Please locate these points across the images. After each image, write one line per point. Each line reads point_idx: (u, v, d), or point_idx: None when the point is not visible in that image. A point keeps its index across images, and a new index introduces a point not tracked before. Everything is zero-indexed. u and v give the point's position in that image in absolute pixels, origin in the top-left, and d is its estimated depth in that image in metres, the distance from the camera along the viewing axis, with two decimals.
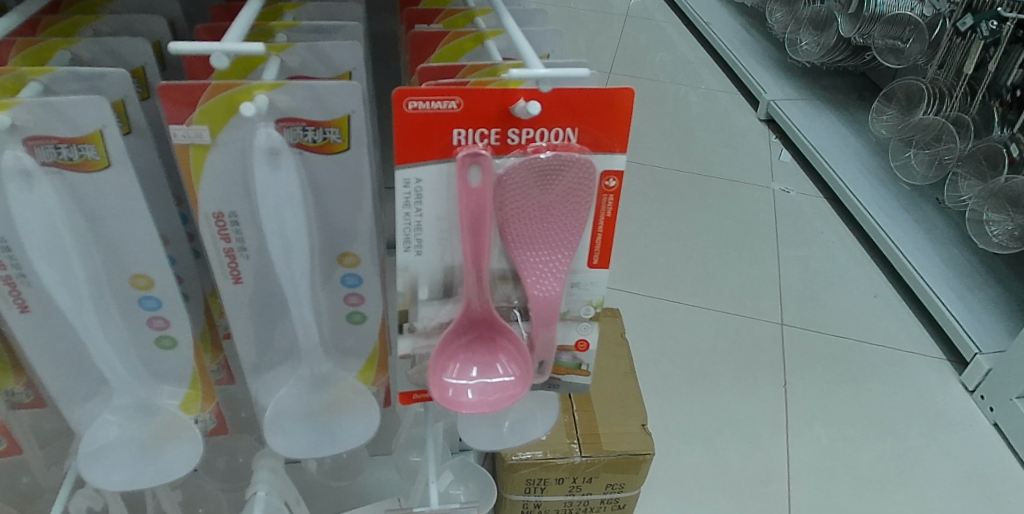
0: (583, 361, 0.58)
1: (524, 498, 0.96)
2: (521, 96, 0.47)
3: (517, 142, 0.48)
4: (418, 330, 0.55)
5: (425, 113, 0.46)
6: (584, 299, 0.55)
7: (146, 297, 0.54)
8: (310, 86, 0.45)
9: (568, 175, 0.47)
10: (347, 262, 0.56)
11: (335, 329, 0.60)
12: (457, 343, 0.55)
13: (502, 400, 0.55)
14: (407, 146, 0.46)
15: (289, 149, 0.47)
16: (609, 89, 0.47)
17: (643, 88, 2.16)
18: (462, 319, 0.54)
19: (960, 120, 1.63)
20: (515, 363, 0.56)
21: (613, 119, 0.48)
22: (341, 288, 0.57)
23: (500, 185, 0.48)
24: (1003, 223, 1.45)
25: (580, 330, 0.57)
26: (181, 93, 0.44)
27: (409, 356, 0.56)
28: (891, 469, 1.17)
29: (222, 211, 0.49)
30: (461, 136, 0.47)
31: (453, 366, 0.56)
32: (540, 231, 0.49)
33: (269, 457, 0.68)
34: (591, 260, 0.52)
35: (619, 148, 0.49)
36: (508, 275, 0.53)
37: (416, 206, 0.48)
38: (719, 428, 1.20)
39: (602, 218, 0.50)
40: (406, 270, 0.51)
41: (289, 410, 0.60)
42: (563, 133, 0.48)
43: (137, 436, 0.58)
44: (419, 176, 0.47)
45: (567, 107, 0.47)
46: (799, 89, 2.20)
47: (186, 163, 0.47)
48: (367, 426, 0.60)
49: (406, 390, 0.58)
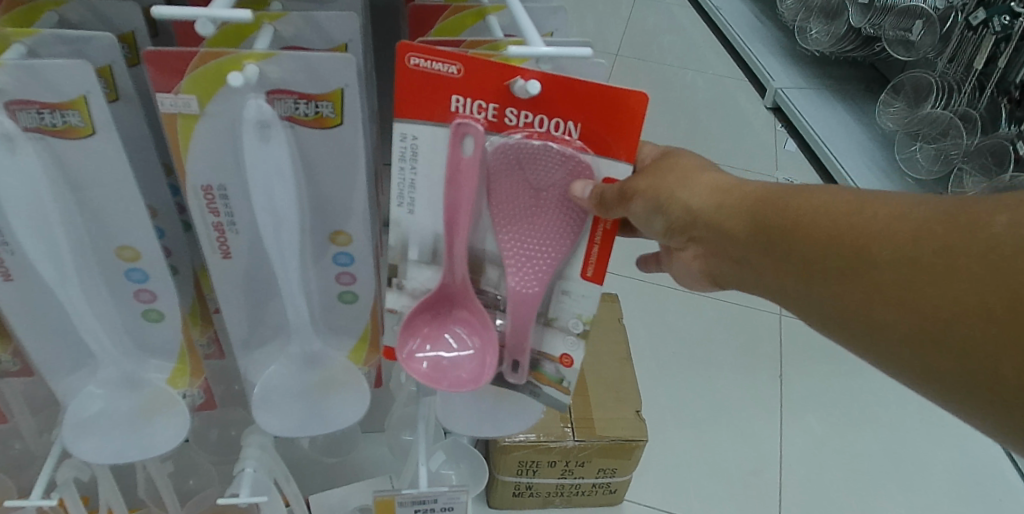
0: (566, 378, 0.55)
1: (517, 480, 0.96)
2: (523, 74, 0.45)
3: (516, 124, 0.46)
4: (407, 289, 0.53)
5: (424, 72, 0.45)
6: (573, 312, 0.52)
7: (133, 269, 0.53)
8: (300, 57, 0.44)
9: (565, 167, 0.47)
10: (339, 240, 0.54)
11: (326, 307, 0.59)
12: (437, 309, 0.54)
13: (447, 378, 0.54)
14: (403, 103, 0.46)
15: (280, 122, 0.46)
16: (622, 89, 0.44)
17: (650, 71, 2.13)
18: (439, 288, 0.53)
19: (968, 115, 1.66)
20: (475, 347, 0.54)
21: (625, 126, 0.45)
22: (333, 266, 0.56)
23: (494, 158, 0.47)
24: None
25: (567, 345, 0.54)
26: (167, 60, 0.43)
27: (395, 311, 0.54)
28: (884, 463, 1.17)
29: (211, 184, 0.48)
30: (459, 104, 0.46)
31: (422, 329, 0.55)
32: (526, 214, 0.49)
33: (259, 432, 0.67)
34: (584, 271, 0.50)
35: (623, 156, 0.46)
36: (496, 261, 0.52)
37: (411, 163, 0.47)
38: (714, 416, 1.20)
39: (601, 227, 0.49)
40: (398, 225, 0.50)
41: (279, 389, 0.59)
42: (570, 130, 0.46)
43: (125, 409, 0.57)
44: (416, 134, 0.47)
45: (570, 97, 0.45)
46: (807, 78, 2.17)
47: (174, 133, 0.45)
48: (357, 408, 0.59)
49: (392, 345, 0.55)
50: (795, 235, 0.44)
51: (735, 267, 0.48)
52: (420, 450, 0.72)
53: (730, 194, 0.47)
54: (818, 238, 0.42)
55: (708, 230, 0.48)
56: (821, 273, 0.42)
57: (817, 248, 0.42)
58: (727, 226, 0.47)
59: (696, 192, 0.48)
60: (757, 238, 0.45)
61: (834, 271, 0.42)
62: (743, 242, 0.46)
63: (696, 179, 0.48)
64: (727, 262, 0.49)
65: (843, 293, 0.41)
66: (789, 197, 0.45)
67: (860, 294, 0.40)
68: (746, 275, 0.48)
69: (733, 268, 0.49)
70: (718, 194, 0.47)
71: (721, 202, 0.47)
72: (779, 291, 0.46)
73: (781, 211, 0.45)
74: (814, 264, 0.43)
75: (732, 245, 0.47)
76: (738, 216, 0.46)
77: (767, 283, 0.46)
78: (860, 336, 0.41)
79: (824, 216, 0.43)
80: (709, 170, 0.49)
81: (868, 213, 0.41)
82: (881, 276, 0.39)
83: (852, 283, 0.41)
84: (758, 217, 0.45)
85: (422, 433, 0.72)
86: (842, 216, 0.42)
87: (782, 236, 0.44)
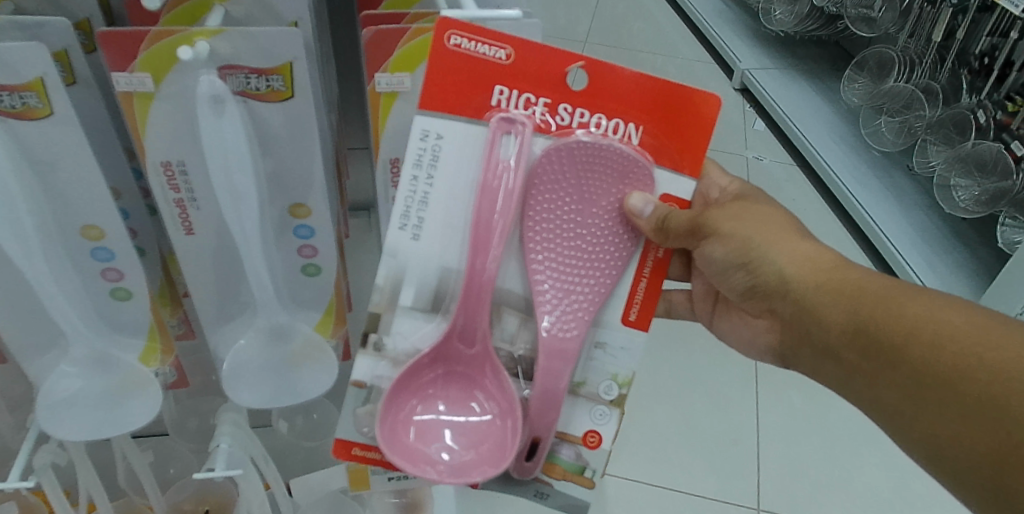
0: (588, 465, 0.57)
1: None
2: (579, 62, 0.49)
3: (571, 124, 0.50)
4: (385, 352, 0.53)
5: (466, 51, 0.48)
6: (606, 372, 0.55)
7: (98, 248, 0.55)
8: (247, 32, 0.46)
9: (617, 175, 0.52)
10: (299, 213, 0.57)
11: (290, 282, 0.61)
12: (428, 379, 0.53)
13: (462, 472, 0.50)
14: (443, 94, 0.49)
15: (233, 97, 0.48)
16: (701, 91, 0.50)
17: (620, 57, 2.15)
18: (446, 348, 0.53)
19: (930, 88, 1.75)
20: (494, 428, 0.52)
21: (689, 135, 0.51)
22: (295, 239, 0.58)
23: (536, 175, 0.51)
24: (970, 189, 1.61)
25: (594, 418, 0.56)
26: (122, 39, 0.45)
27: (364, 384, 0.54)
28: (858, 429, 1.22)
29: (170, 160, 0.50)
30: (501, 96, 0.49)
31: (413, 404, 0.53)
32: (565, 240, 0.53)
33: (233, 410, 0.69)
34: (626, 316, 0.54)
35: (687, 168, 0.52)
36: (518, 308, 0.54)
37: (428, 168, 0.50)
38: (690, 390, 1.24)
39: (652, 257, 0.55)
40: (395, 255, 0.51)
41: (249, 363, 0.61)
42: (635, 134, 0.51)
43: (100, 388, 0.59)
44: (440, 133, 0.49)
45: (631, 101, 0.50)
46: (775, 60, 2.20)
47: (130, 111, 0.48)
48: (325, 380, 0.61)
49: (348, 439, 0.56)
50: (907, 345, 0.47)
51: (829, 350, 0.53)
52: None
53: (838, 283, 0.52)
54: (932, 352, 0.46)
55: (801, 306, 0.54)
56: (934, 386, 0.46)
57: (935, 363, 0.46)
58: (828, 311, 0.52)
59: (791, 260, 0.55)
60: (864, 328, 0.50)
61: (945, 391, 0.45)
62: (843, 334, 0.51)
63: (804, 255, 0.55)
64: (813, 345, 0.55)
65: (943, 413, 0.45)
66: (904, 300, 0.49)
67: (964, 424, 0.44)
68: (831, 364, 0.53)
69: (823, 348, 0.53)
70: (818, 275, 0.54)
71: (819, 281, 0.53)
72: (876, 389, 0.50)
73: (892, 312, 0.49)
74: (924, 378, 0.46)
75: (828, 332, 0.52)
76: (845, 306, 0.51)
77: (862, 374, 0.51)
78: (945, 462, 0.46)
79: (947, 336, 0.46)
80: (808, 246, 0.56)
81: (1001, 351, 0.44)
82: (995, 418, 0.42)
83: (958, 408, 0.44)
84: (869, 313, 0.50)
85: None
86: (972, 344, 0.45)
87: (891, 342, 0.48)
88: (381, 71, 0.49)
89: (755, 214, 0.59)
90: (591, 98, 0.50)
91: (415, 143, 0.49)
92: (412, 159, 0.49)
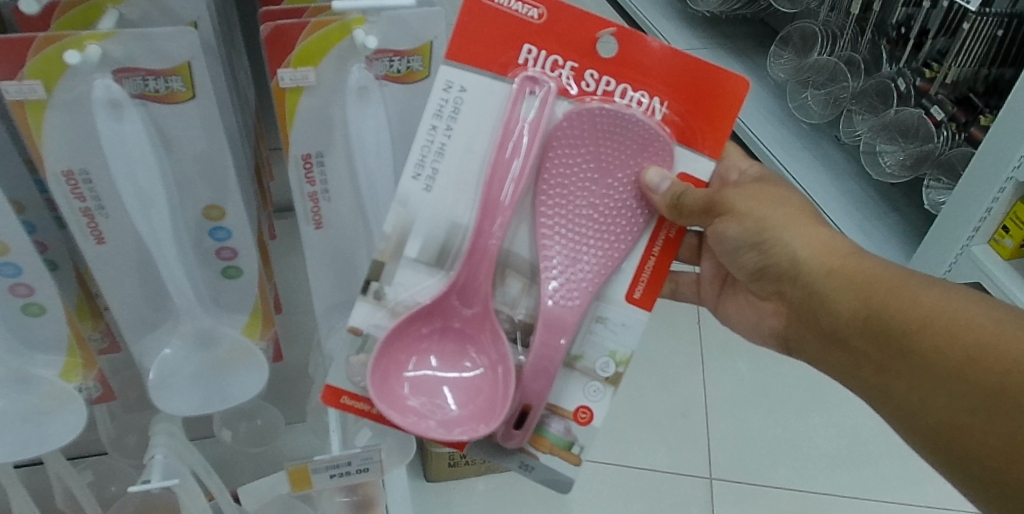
0: (576, 441, 0.58)
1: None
2: (611, 29, 0.51)
3: (596, 91, 0.52)
4: (385, 301, 0.54)
5: (502, 9, 0.51)
6: (605, 348, 0.57)
7: (4, 264, 0.53)
8: (141, 34, 0.45)
9: (635, 146, 0.54)
10: (213, 215, 0.56)
11: (210, 286, 0.60)
12: (424, 334, 0.54)
13: (450, 428, 0.51)
14: (473, 46, 0.50)
15: (132, 100, 0.47)
16: (734, 74, 0.52)
17: None
18: (442, 303, 0.53)
19: (852, 59, 1.81)
20: (485, 382, 0.54)
21: (716, 115, 0.53)
22: (211, 242, 0.57)
23: (555, 138, 0.52)
24: (896, 154, 1.69)
25: (588, 394, 0.58)
26: (7, 46, 0.44)
27: (360, 331, 0.54)
28: (805, 393, 1.27)
29: (72, 168, 0.49)
30: (528, 55, 0.51)
31: (410, 358, 0.54)
32: (579, 203, 0.54)
33: (167, 420, 0.68)
34: (631, 293, 0.56)
35: (707, 149, 0.54)
36: (523, 274, 0.55)
37: (449, 115, 0.51)
38: (636, 368, 1.27)
39: (664, 236, 0.57)
40: (405, 203, 0.52)
41: (176, 371, 0.60)
42: (660, 109, 0.53)
43: (19, 407, 0.57)
44: (463, 85, 0.51)
45: (661, 75, 0.52)
46: (704, 41, 2.24)
47: (23, 119, 0.46)
48: (256, 381, 0.61)
49: (337, 385, 0.57)
50: (917, 335, 0.52)
51: (837, 334, 0.57)
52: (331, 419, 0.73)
53: (850, 270, 0.56)
54: (942, 344, 0.51)
55: (811, 289, 0.58)
56: (942, 377, 0.50)
57: (945, 355, 0.50)
58: (837, 297, 0.56)
59: (804, 243, 0.58)
60: (876, 314, 0.54)
61: (958, 386, 0.49)
62: (852, 322, 0.55)
63: (816, 240, 0.58)
64: (822, 331, 0.59)
65: (957, 407, 0.50)
66: (916, 292, 0.53)
67: (977, 417, 0.49)
68: (838, 350, 0.58)
69: (831, 333, 0.58)
70: (828, 263, 0.57)
71: (829, 267, 0.57)
72: (883, 375, 0.54)
73: (905, 303, 0.53)
74: (933, 368, 0.51)
75: (838, 319, 0.56)
76: (856, 295, 0.55)
77: (868, 359, 0.55)
78: (955, 453, 0.51)
79: (957, 329, 0.50)
80: (821, 228, 0.60)
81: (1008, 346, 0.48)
82: (1009, 413, 0.47)
83: (971, 404, 0.49)
84: (879, 302, 0.54)
85: None
86: (982, 338, 0.49)
87: (902, 332, 0.52)
88: (283, 67, 0.48)
89: (774, 194, 0.62)
90: (618, 68, 0.52)
91: (439, 92, 0.51)
92: (433, 107, 0.50)
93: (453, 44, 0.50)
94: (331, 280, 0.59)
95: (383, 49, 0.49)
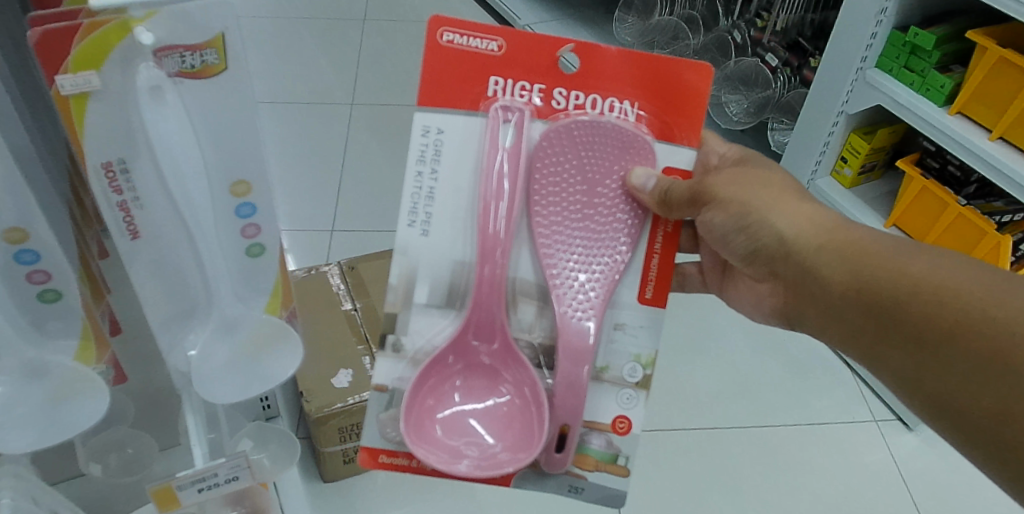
0: (620, 452, 0.65)
1: (346, 407, 1.01)
2: (568, 46, 0.60)
3: (568, 105, 0.61)
4: (400, 350, 0.63)
5: (461, 48, 0.59)
6: (629, 354, 0.64)
7: None
8: None
9: (615, 150, 0.61)
10: (14, 238, 0.53)
11: (28, 315, 0.57)
12: (451, 369, 0.64)
13: (491, 459, 0.60)
14: (443, 92, 0.59)
15: None
16: (692, 63, 0.60)
17: (406, 30, 2.15)
18: (460, 341, 0.63)
19: (691, 17, 1.94)
20: (516, 410, 0.63)
21: (687, 107, 0.60)
22: (19, 266, 0.54)
23: (540, 157, 0.60)
24: (740, 103, 1.80)
25: (622, 402, 0.65)
26: None
27: (384, 387, 0.63)
28: (691, 337, 1.43)
29: None
30: (496, 86, 0.60)
31: (434, 404, 0.63)
32: (573, 214, 0.62)
33: (10, 463, 0.64)
34: (644, 294, 0.63)
35: (688, 142, 0.62)
36: (531, 297, 0.63)
37: (433, 158, 0.60)
38: None
39: (664, 232, 0.63)
40: (405, 252, 0.61)
41: (6, 409, 0.55)
42: (632, 110, 0.61)
43: None
44: (440, 129, 0.60)
45: (628, 79, 0.60)
46: (552, 14, 2.28)
47: None
48: (98, 405, 0.57)
49: (372, 446, 0.64)
50: (904, 302, 0.53)
51: (829, 308, 0.58)
52: (191, 432, 0.69)
53: (841, 244, 0.58)
54: (930, 309, 0.51)
55: (801, 266, 0.60)
56: (931, 341, 0.51)
57: (934, 319, 0.51)
58: (828, 271, 0.58)
59: (790, 224, 0.61)
60: (867, 283, 0.55)
61: (954, 348, 0.49)
62: (844, 293, 0.57)
63: (805, 218, 0.61)
64: (816, 307, 0.60)
65: (954, 372, 0.49)
66: (906, 262, 0.54)
67: (975, 379, 0.48)
68: (834, 325, 0.59)
69: (825, 307, 0.59)
70: (821, 238, 0.59)
71: (820, 242, 0.59)
72: (879, 344, 0.55)
73: (895, 273, 0.54)
74: (923, 334, 0.51)
75: (831, 292, 0.58)
76: (847, 266, 0.57)
77: (864, 329, 0.56)
78: (959, 426, 0.50)
79: (948, 291, 0.51)
80: (806, 208, 0.62)
81: (993, 308, 0.48)
82: (999, 373, 0.47)
83: (969, 368, 0.48)
84: (868, 272, 0.55)
85: (195, 411, 0.70)
86: (971, 299, 0.49)
87: (891, 299, 0.54)
88: (61, 73, 0.46)
89: (756, 177, 0.66)
90: (584, 81, 0.60)
91: (418, 138, 0.60)
92: (416, 154, 0.60)
93: (425, 95, 0.59)
94: (163, 290, 0.57)
95: (170, 44, 0.48)
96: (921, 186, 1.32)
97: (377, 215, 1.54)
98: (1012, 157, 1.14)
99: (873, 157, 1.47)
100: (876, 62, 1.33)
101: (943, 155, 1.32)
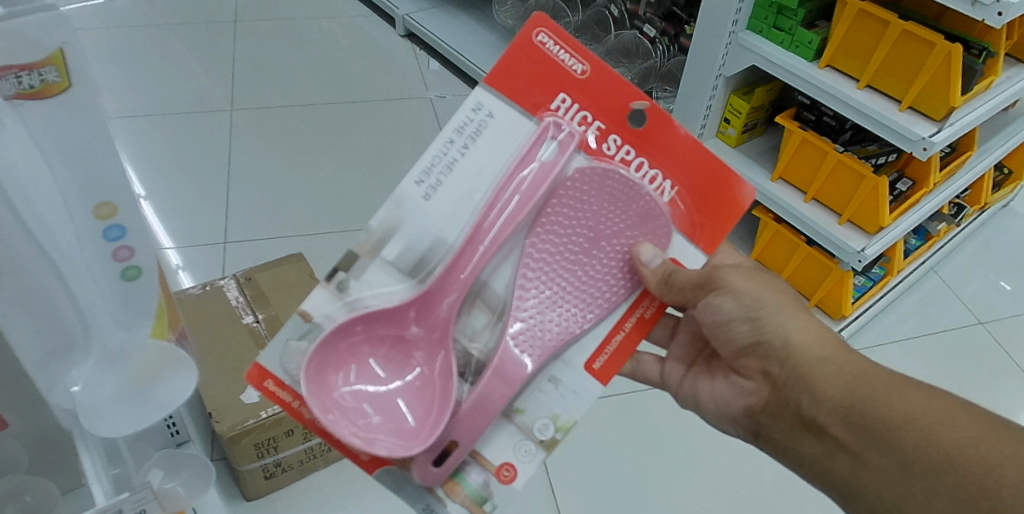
0: (489, 497, 0.64)
1: (259, 422, 0.98)
2: (644, 103, 0.62)
3: (614, 154, 0.62)
4: (347, 291, 0.61)
5: (546, 50, 0.61)
6: (549, 411, 0.64)
7: None
8: None
9: (635, 212, 0.63)
10: None
11: None
12: (379, 332, 0.62)
13: (371, 436, 0.58)
14: (513, 82, 0.61)
15: None
16: (745, 184, 0.63)
17: (280, 29, 2.08)
18: (401, 312, 0.62)
19: None
20: (423, 386, 0.63)
21: (717, 219, 0.64)
22: None
23: (561, 191, 0.61)
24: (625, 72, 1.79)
25: (519, 453, 0.64)
26: None
27: (309, 319, 0.61)
28: None
29: None
30: (560, 102, 0.61)
31: (352, 364, 0.62)
32: (569, 245, 0.63)
33: None
34: (592, 363, 0.65)
35: (704, 246, 0.65)
36: (488, 309, 0.65)
37: (472, 129, 0.60)
38: None
39: (636, 317, 0.66)
40: (400, 203, 0.60)
41: None
42: (669, 191, 0.63)
43: None
44: (489, 112, 0.61)
45: (681, 161, 0.63)
46: None
47: None
48: None
49: (264, 367, 0.62)
50: (898, 425, 0.54)
51: (814, 415, 0.59)
52: (88, 468, 0.66)
53: (841, 361, 0.59)
54: (924, 436, 0.52)
55: (797, 371, 0.61)
56: (920, 468, 0.52)
57: (927, 450, 0.52)
58: (823, 379, 0.59)
59: (800, 331, 0.63)
60: (861, 398, 0.56)
61: (942, 481, 0.50)
62: (835, 407, 0.57)
63: (813, 332, 0.63)
64: (797, 414, 0.60)
65: (933, 504, 0.50)
66: (907, 387, 0.56)
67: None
68: (813, 437, 0.59)
69: (810, 418, 0.59)
70: (822, 350, 0.61)
71: (821, 353, 0.60)
72: (859, 461, 0.55)
73: (895, 394, 0.55)
74: (912, 461, 0.52)
75: (820, 403, 0.58)
76: (845, 378, 0.58)
77: (847, 444, 0.56)
78: None
79: (945, 425, 0.52)
80: (814, 324, 0.64)
81: (987, 453, 0.50)
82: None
83: (952, 504, 0.49)
84: (867, 389, 0.56)
85: (90, 449, 0.67)
86: (969, 440, 0.51)
87: (885, 419, 0.54)
88: None
89: (769, 282, 0.67)
90: (638, 142, 0.63)
91: (467, 111, 0.61)
92: (457, 123, 0.60)
93: (494, 75, 0.61)
94: (35, 324, 0.54)
95: (5, 65, 0.44)
96: (801, 138, 1.39)
97: (272, 222, 1.49)
98: (881, 102, 1.24)
99: (753, 116, 1.55)
100: (747, 24, 1.39)
101: (818, 107, 1.40)
